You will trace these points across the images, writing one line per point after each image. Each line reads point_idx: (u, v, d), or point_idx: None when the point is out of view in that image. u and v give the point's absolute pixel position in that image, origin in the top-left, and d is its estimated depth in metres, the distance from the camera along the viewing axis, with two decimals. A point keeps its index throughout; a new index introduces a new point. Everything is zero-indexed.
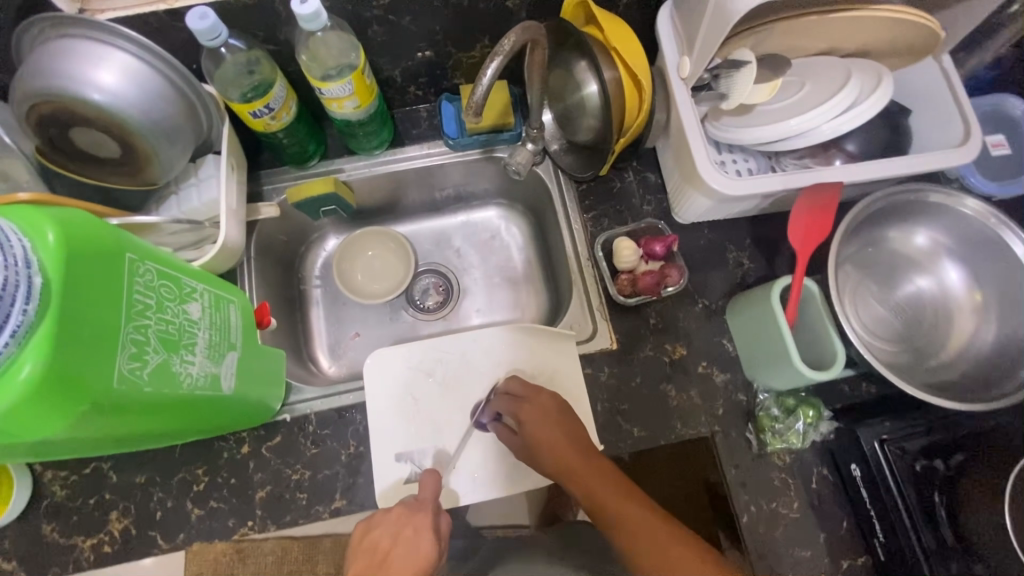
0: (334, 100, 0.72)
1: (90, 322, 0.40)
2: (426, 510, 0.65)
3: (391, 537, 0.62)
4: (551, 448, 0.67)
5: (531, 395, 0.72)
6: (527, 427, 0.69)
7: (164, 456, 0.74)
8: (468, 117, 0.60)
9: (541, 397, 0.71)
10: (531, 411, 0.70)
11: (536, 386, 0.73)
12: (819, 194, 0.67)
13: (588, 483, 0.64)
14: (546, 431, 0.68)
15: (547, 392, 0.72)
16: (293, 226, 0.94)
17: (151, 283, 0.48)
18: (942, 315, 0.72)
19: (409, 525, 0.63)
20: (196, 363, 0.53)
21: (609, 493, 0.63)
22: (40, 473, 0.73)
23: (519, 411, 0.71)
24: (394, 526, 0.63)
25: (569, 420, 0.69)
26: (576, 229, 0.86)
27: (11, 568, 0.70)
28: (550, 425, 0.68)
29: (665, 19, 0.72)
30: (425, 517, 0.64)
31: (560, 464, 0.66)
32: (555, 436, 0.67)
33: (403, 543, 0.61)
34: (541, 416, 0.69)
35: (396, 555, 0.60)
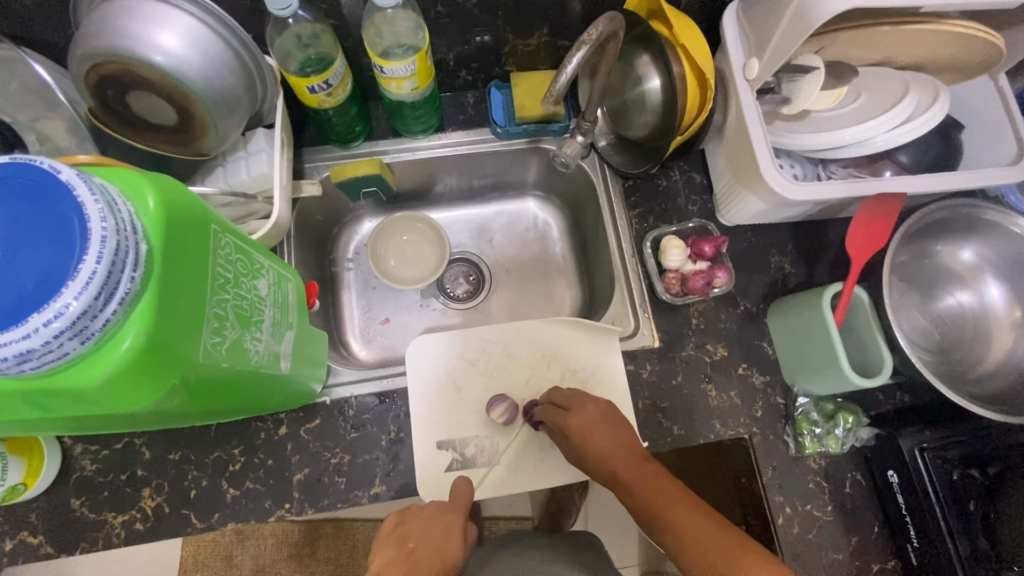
0: (394, 80, 0.70)
1: (183, 293, 0.39)
2: (458, 513, 0.67)
3: (425, 531, 0.63)
4: (604, 453, 0.68)
5: (573, 406, 0.71)
6: (575, 436, 0.69)
7: (200, 434, 0.73)
8: (545, 105, 0.61)
9: (585, 406, 0.71)
10: (580, 422, 0.69)
11: (581, 398, 0.72)
12: (880, 203, 0.68)
13: (644, 487, 0.65)
14: (596, 435, 0.68)
15: (592, 402, 0.71)
16: (329, 206, 0.92)
17: (230, 257, 0.46)
18: (983, 330, 0.73)
19: (442, 523, 0.65)
20: (262, 340, 0.52)
21: (662, 499, 0.64)
22: (70, 446, 0.71)
23: (563, 420, 0.71)
24: (425, 522, 0.64)
25: (619, 427, 0.70)
26: (622, 226, 0.85)
27: (38, 541, 0.68)
28: (599, 432, 0.69)
29: (731, 19, 0.72)
30: (455, 519, 0.66)
31: (612, 469, 0.67)
32: (608, 441, 0.68)
33: (433, 539, 0.63)
34: (595, 423, 0.69)
35: (428, 550, 0.61)
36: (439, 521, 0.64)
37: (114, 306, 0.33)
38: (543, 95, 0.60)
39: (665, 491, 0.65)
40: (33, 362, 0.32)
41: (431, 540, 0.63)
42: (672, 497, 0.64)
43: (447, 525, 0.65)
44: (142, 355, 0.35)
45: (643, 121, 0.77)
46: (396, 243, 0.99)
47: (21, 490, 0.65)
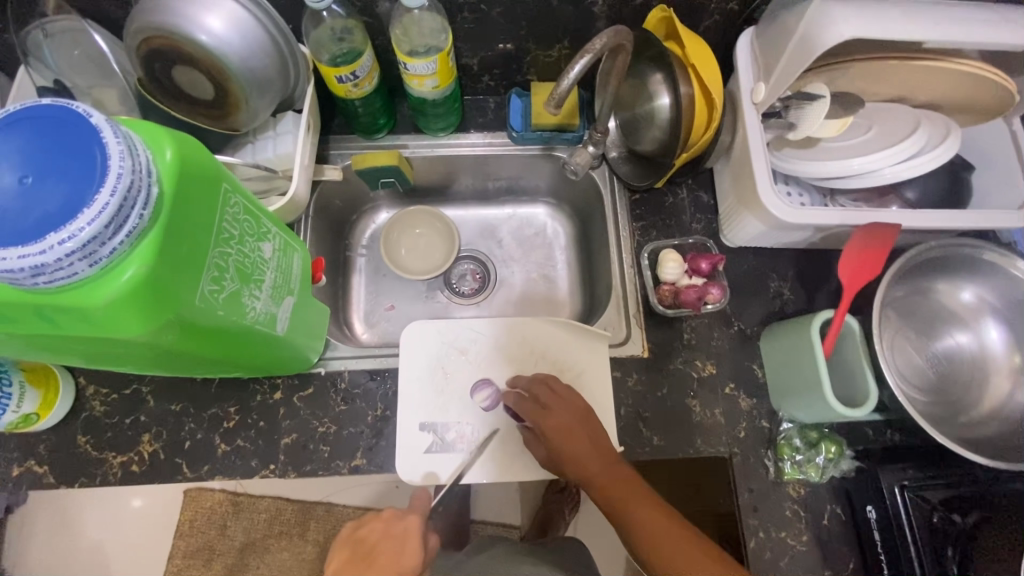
0: (416, 77, 0.75)
1: (186, 237, 0.43)
2: (414, 515, 0.71)
3: (382, 540, 0.69)
4: (572, 454, 0.68)
5: (549, 401, 0.72)
6: (555, 439, 0.69)
7: (201, 390, 0.77)
8: (547, 109, 0.64)
9: (562, 403, 0.72)
10: (555, 420, 0.70)
11: (561, 400, 0.72)
12: (877, 235, 0.66)
13: (613, 489, 0.66)
14: (571, 440, 0.69)
15: (571, 405, 0.71)
16: (350, 193, 0.97)
17: (238, 216, 0.51)
18: (978, 373, 0.72)
19: (398, 527, 0.70)
20: (261, 299, 0.56)
21: (634, 505, 0.65)
22: (83, 386, 0.77)
23: (544, 420, 0.71)
24: (383, 526, 0.70)
25: (593, 427, 0.70)
26: (624, 237, 0.87)
27: (43, 471, 0.74)
28: (576, 437, 0.69)
29: (744, 45, 0.74)
30: (414, 522, 0.70)
31: (581, 471, 0.68)
32: (584, 444, 0.68)
33: (389, 541, 0.69)
34: (564, 420, 0.70)
35: (377, 554, 0.68)
36: (397, 528, 0.70)
37: (121, 237, 0.37)
38: (545, 99, 0.63)
39: (632, 492, 0.66)
40: (46, 277, 0.36)
41: (390, 543, 0.69)
42: (639, 499, 0.65)
43: (404, 536, 0.69)
44: (141, 285, 0.39)
45: (651, 136, 0.80)
46: (410, 234, 1.03)
47: (34, 419, 0.71)
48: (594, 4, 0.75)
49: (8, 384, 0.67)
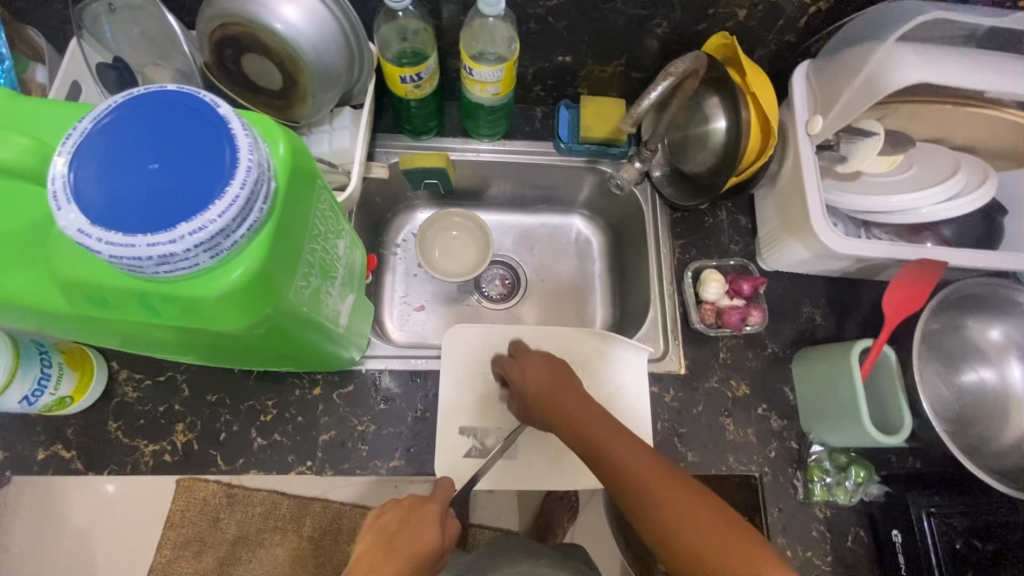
0: (478, 83, 0.75)
1: (290, 232, 0.43)
2: (435, 503, 0.67)
3: (400, 526, 0.64)
4: (541, 395, 0.71)
5: (520, 354, 0.78)
6: (523, 378, 0.74)
7: (239, 381, 0.76)
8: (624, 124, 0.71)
9: (534, 355, 0.77)
10: (521, 367, 0.75)
11: (529, 351, 0.78)
12: (924, 271, 0.69)
13: (579, 418, 0.67)
14: (533, 376, 0.73)
15: (541, 354, 0.77)
16: (389, 191, 0.97)
17: (325, 214, 0.51)
18: (1000, 408, 0.75)
19: (417, 513, 0.65)
20: (332, 295, 0.56)
21: (608, 442, 0.64)
22: (116, 371, 0.75)
23: (514, 366, 0.76)
24: (402, 512, 0.65)
25: (563, 373, 0.74)
26: (665, 254, 0.88)
27: (71, 456, 0.72)
28: (542, 372, 0.74)
29: (801, 77, 0.76)
30: (433, 509, 0.66)
31: (546, 403, 0.71)
32: (545, 379, 0.73)
33: (411, 528, 0.64)
34: (538, 367, 0.75)
35: (400, 538, 0.62)
36: (420, 516, 0.65)
37: (244, 230, 0.37)
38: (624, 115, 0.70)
39: (601, 422, 0.67)
40: (169, 267, 0.35)
41: (411, 530, 0.64)
42: (604, 428, 0.66)
43: (428, 523, 0.65)
44: (254, 278, 0.39)
45: (701, 159, 0.82)
46: (444, 236, 1.03)
47: (68, 402, 0.69)
48: (658, 26, 0.77)
49: (48, 365, 0.65)
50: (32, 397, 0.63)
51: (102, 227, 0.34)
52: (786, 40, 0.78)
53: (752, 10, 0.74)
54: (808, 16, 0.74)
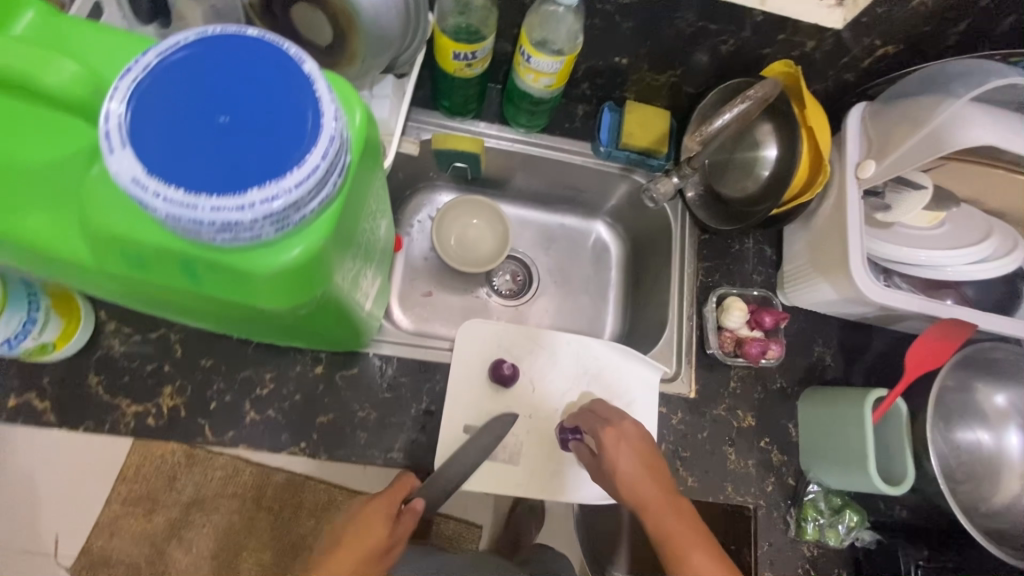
0: (534, 72, 0.72)
1: (353, 210, 0.39)
2: (389, 496, 0.62)
3: (345, 529, 0.59)
4: (631, 478, 0.64)
5: (614, 419, 0.70)
6: (607, 451, 0.67)
7: (237, 350, 0.71)
8: None
9: (626, 424, 0.69)
10: (617, 435, 0.68)
11: (621, 414, 0.71)
12: (953, 331, 0.70)
13: (662, 517, 0.60)
14: (624, 450, 0.66)
15: (632, 422, 0.70)
16: (413, 167, 0.93)
17: (377, 193, 0.47)
18: (995, 471, 0.77)
19: (364, 510, 0.61)
20: (364, 278, 0.52)
21: (689, 553, 0.57)
22: (103, 322, 0.69)
23: (600, 427, 0.70)
24: (349, 517, 0.61)
25: (655, 458, 0.66)
26: (688, 274, 0.87)
27: (44, 408, 0.66)
28: (631, 452, 0.66)
29: (855, 117, 0.75)
30: (380, 503, 0.61)
31: (634, 487, 0.63)
32: (633, 454, 0.66)
33: (354, 528, 0.59)
34: (635, 447, 0.67)
35: (341, 541, 0.58)
36: (366, 520, 0.59)
37: (315, 204, 0.33)
38: None
39: (690, 533, 0.59)
40: (230, 236, 0.31)
41: (353, 530, 0.59)
42: (692, 539, 0.58)
43: (371, 527, 0.59)
44: (315, 258, 0.35)
45: (743, 185, 0.81)
46: (462, 222, 1.00)
47: (49, 351, 0.63)
48: (723, 43, 0.75)
49: (35, 310, 0.59)
50: (13, 341, 0.58)
51: (159, 181, 0.30)
52: (845, 78, 0.77)
53: (821, 43, 0.72)
54: (874, 57, 0.73)
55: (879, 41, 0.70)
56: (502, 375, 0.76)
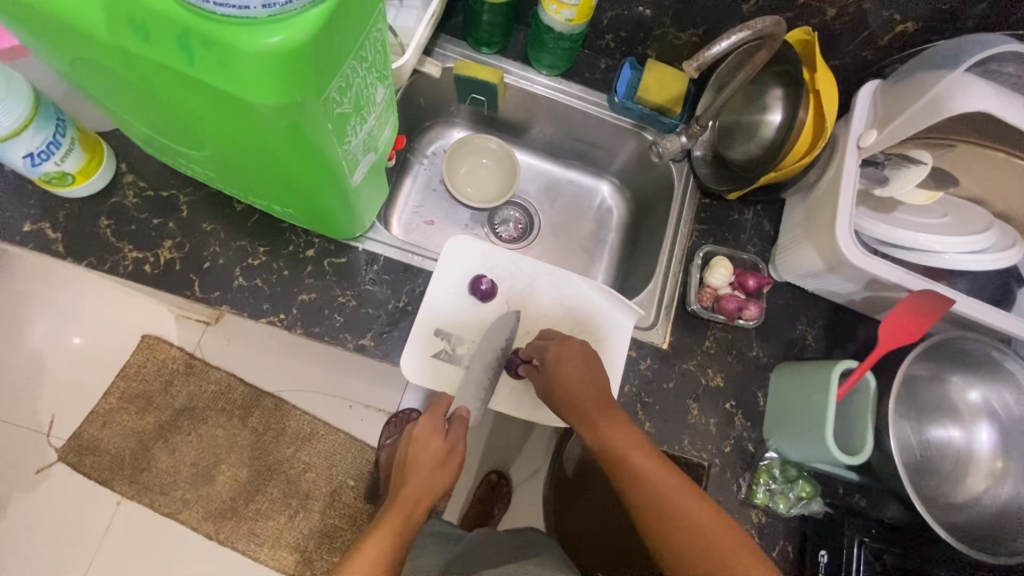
0: (556, 1, 0.76)
1: (344, 31, 0.42)
2: (435, 416, 0.73)
3: (411, 449, 0.72)
4: (574, 392, 0.68)
5: (557, 337, 0.74)
6: (551, 366, 0.70)
7: (238, 220, 0.76)
8: (688, 68, 0.65)
9: (569, 342, 0.72)
10: (558, 351, 0.71)
11: (565, 334, 0.74)
12: (927, 302, 0.68)
13: (605, 428, 0.65)
14: (566, 366, 0.70)
15: (577, 340, 0.72)
16: (435, 97, 0.97)
17: (377, 45, 0.50)
18: (961, 467, 0.75)
19: (421, 433, 0.71)
20: (357, 136, 0.56)
21: (630, 455, 0.63)
22: (122, 173, 0.75)
23: (546, 345, 0.73)
24: (410, 441, 0.72)
25: (598, 372, 0.70)
26: (682, 233, 0.88)
27: (55, 238, 0.72)
28: (575, 369, 0.70)
29: (865, 95, 0.77)
30: (427, 424, 0.72)
31: (576, 404, 0.68)
32: (577, 372, 0.69)
33: (423, 452, 0.71)
34: (575, 360, 0.70)
35: (418, 466, 0.70)
36: (422, 439, 0.71)
37: None
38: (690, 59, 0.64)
39: (633, 441, 0.64)
40: None
41: (423, 452, 0.71)
42: (636, 445, 0.64)
43: (430, 444, 0.71)
44: (298, 49, 0.39)
45: (747, 148, 0.83)
46: (474, 160, 1.04)
47: (68, 182, 0.69)
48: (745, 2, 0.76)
49: (61, 135, 0.64)
50: (35, 158, 0.62)
51: None
52: (862, 55, 0.78)
53: (841, 12, 0.73)
54: (893, 35, 0.74)
55: (899, 16, 0.71)
56: (480, 290, 0.79)
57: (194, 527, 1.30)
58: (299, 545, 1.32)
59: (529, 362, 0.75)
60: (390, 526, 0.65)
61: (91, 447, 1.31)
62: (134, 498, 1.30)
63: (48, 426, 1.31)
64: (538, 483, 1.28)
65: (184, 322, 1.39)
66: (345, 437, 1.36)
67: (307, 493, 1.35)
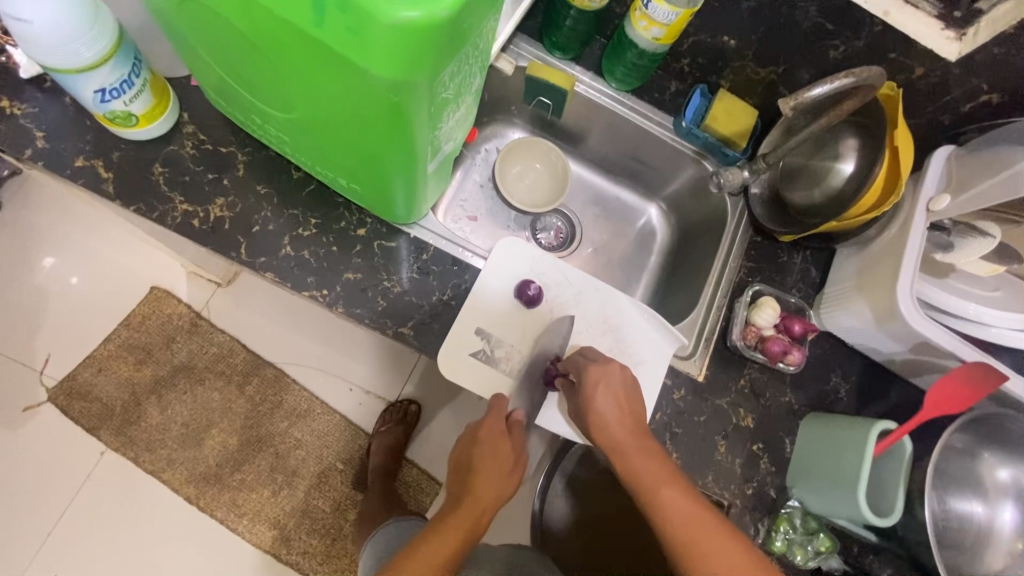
0: (647, 19, 0.76)
1: (474, 17, 0.41)
2: (499, 420, 0.71)
3: (474, 450, 0.70)
4: (608, 418, 0.66)
5: (598, 357, 0.72)
6: (588, 386, 0.68)
7: (293, 187, 0.74)
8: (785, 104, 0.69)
9: (608, 363, 0.70)
10: (596, 373, 0.69)
11: (603, 356, 0.72)
12: (978, 376, 0.69)
13: (635, 458, 0.64)
14: (604, 392, 0.68)
15: (616, 363, 0.70)
16: (500, 93, 0.96)
17: (488, 36, 0.49)
18: (981, 543, 0.74)
19: (485, 434, 0.70)
20: (446, 124, 0.54)
21: (660, 488, 0.62)
22: (183, 122, 0.73)
23: (582, 364, 0.70)
24: (472, 442, 0.71)
25: (633, 398, 0.69)
26: (730, 267, 0.87)
27: (107, 178, 0.70)
28: (612, 392, 0.68)
29: (938, 158, 0.76)
30: (492, 425, 0.70)
31: (609, 433, 0.66)
32: (613, 397, 0.68)
33: (492, 456, 0.69)
34: (613, 386, 0.68)
35: (486, 468, 0.68)
36: (489, 437, 0.69)
37: None
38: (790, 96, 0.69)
39: (663, 475, 0.63)
40: None
41: (490, 454, 0.69)
42: (666, 479, 0.62)
43: (499, 446, 0.69)
44: (433, 27, 0.37)
45: (810, 194, 0.82)
46: (526, 163, 1.03)
47: (131, 124, 0.67)
48: (834, 49, 0.76)
49: (135, 75, 0.62)
50: (106, 95, 0.60)
51: None
52: (938, 119, 0.78)
53: (929, 73, 0.73)
54: (975, 103, 0.74)
55: (985, 86, 0.71)
56: (527, 295, 0.78)
57: (176, 489, 1.27)
58: (279, 522, 1.29)
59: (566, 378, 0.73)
60: (456, 532, 0.64)
61: (83, 393, 1.27)
62: (118, 450, 1.26)
63: (41, 364, 1.27)
64: (528, 492, 1.27)
65: (195, 280, 1.36)
66: (342, 420, 1.33)
67: (294, 470, 1.32)
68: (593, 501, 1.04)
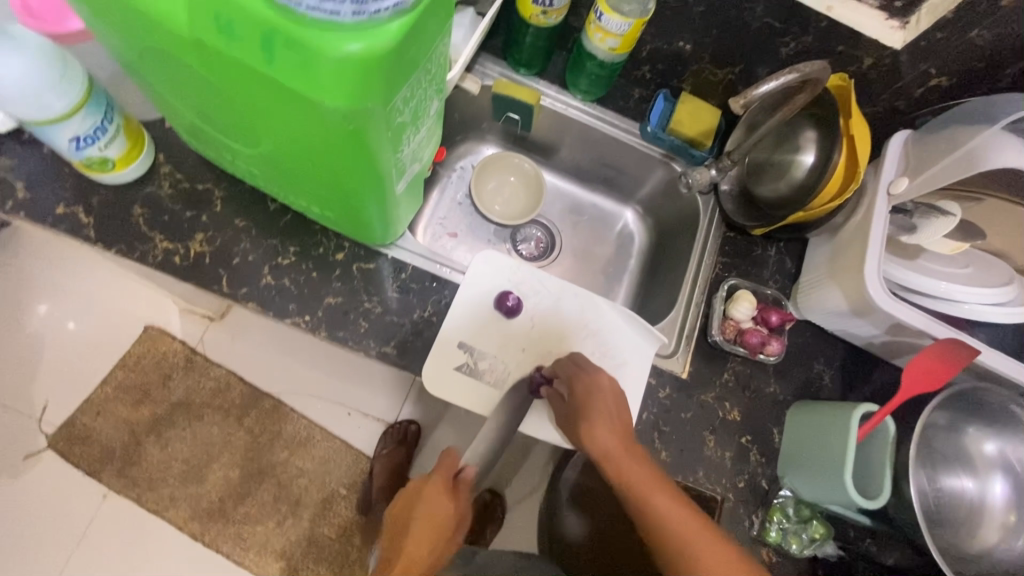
0: (602, 30, 0.78)
1: (418, 45, 0.44)
2: (439, 480, 0.68)
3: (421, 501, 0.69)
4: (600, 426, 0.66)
5: (585, 364, 0.72)
6: (579, 396, 0.69)
7: (271, 218, 0.76)
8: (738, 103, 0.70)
9: (600, 373, 0.71)
10: (588, 383, 0.69)
11: (595, 365, 0.72)
12: (952, 352, 0.70)
13: (628, 464, 0.64)
14: (597, 399, 0.68)
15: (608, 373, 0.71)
16: (470, 112, 0.98)
17: (440, 60, 0.52)
18: (974, 518, 0.74)
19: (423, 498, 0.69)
20: (408, 147, 0.56)
21: (651, 494, 0.62)
22: (159, 163, 0.75)
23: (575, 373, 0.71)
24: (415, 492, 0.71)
25: (624, 406, 0.69)
26: (706, 264, 0.89)
27: (87, 223, 0.71)
28: (603, 400, 0.68)
29: (895, 144, 0.78)
30: (434, 487, 0.68)
31: (601, 440, 0.65)
32: (606, 405, 0.68)
33: (429, 519, 0.68)
34: (605, 396, 0.68)
35: (413, 542, 0.68)
36: (428, 503, 0.68)
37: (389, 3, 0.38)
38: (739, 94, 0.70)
39: (653, 482, 0.63)
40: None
41: (429, 515, 0.68)
42: (655, 484, 0.63)
43: (433, 518, 0.68)
44: (377, 58, 0.39)
45: (776, 187, 0.84)
46: (501, 177, 1.05)
47: (108, 168, 0.69)
48: (785, 45, 0.78)
49: (108, 122, 0.64)
50: (80, 143, 0.62)
51: None
52: (893, 104, 0.81)
53: (878, 62, 0.75)
54: (926, 87, 0.76)
55: (934, 70, 0.73)
56: (506, 306, 0.79)
57: (180, 527, 1.27)
58: (285, 552, 1.29)
59: (552, 386, 0.74)
60: None
61: (83, 437, 1.28)
62: (120, 492, 1.26)
63: (40, 411, 1.28)
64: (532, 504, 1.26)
65: (187, 315, 1.37)
66: (341, 445, 1.33)
67: (298, 499, 1.33)
68: (595, 505, 1.05)
